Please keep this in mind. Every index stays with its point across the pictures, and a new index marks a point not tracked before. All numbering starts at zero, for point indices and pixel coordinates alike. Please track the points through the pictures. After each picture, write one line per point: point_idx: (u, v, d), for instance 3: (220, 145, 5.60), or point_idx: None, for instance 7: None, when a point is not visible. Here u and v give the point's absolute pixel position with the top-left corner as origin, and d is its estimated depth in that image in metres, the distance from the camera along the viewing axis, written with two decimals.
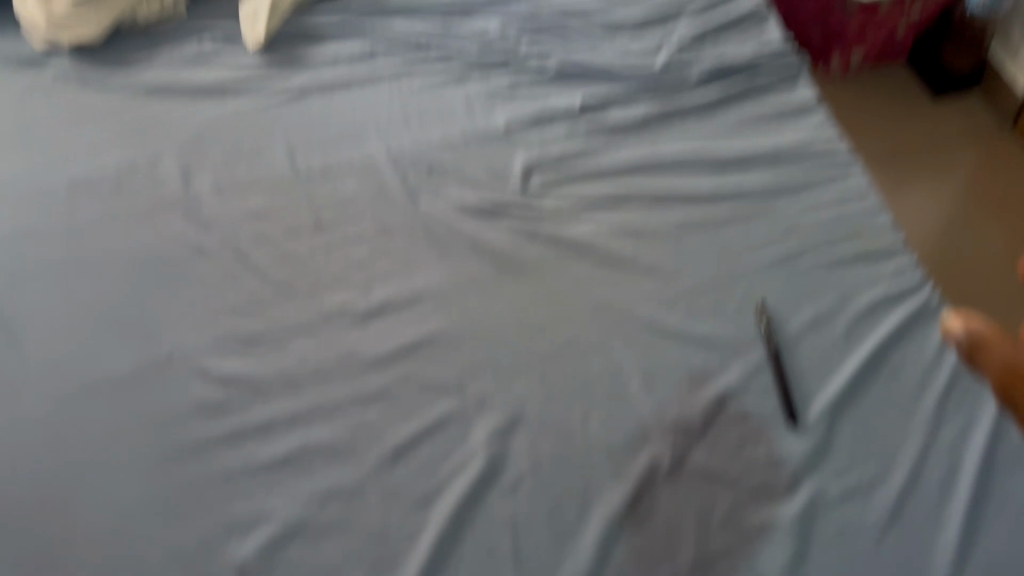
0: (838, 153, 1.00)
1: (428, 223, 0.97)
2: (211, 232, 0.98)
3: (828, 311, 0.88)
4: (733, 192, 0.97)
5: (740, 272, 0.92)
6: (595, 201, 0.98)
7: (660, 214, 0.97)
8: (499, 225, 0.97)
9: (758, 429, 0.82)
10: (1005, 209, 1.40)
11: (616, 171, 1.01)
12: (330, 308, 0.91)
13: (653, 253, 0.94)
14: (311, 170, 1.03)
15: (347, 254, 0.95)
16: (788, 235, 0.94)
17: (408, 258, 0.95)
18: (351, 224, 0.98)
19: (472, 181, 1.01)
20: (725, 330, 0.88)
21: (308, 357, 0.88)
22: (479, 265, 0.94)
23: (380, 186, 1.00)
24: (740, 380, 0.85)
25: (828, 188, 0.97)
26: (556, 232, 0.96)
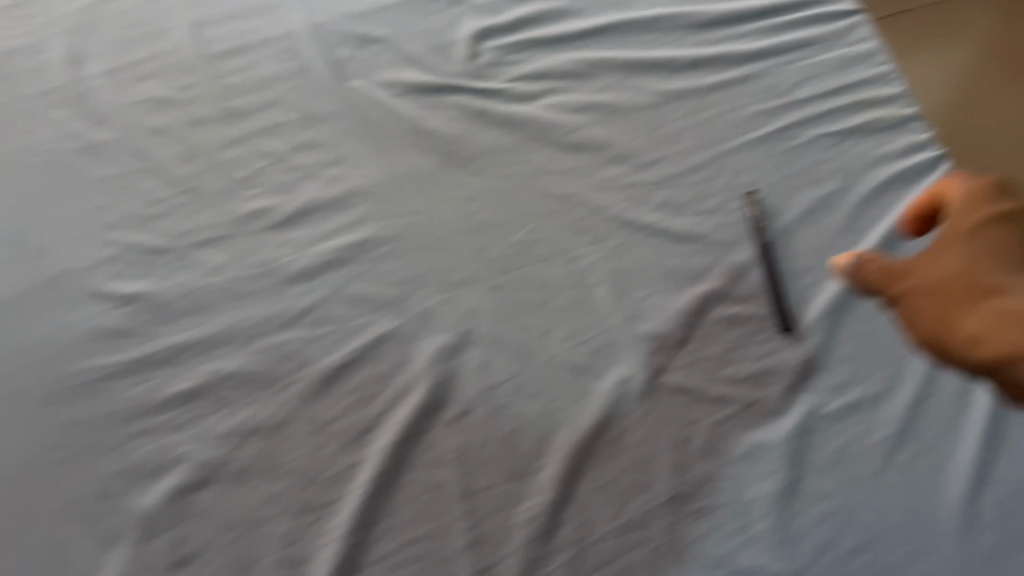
0: (841, 9, 0.85)
1: (358, 109, 0.82)
2: (104, 127, 0.83)
3: (828, 199, 0.75)
4: (719, 55, 0.82)
5: (725, 154, 0.78)
6: (556, 75, 0.83)
7: (632, 88, 0.82)
8: (442, 110, 0.82)
9: (744, 338, 0.70)
10: None
11: (580, 36, 0.85)
12: (245, 215, 0.78)
13: (624, 136, 0.79)
14: (220, 50, 0.87)
15: (263, 149, 0.81)
16: (783, 108, 0.79)
17: (336, 152, 0.81)
18: (268, 113, 0.83)
19: (410, 55, 0.85)
20: (706, 224, 0.75)
21: (221, 271, 0.76)
22: (419, 158, 0.80)
23: (301, 66, 0.85)
24: (725, 282, 0.73)
25: (830, 51, 0.82)
26: (510, 113, 0.81)
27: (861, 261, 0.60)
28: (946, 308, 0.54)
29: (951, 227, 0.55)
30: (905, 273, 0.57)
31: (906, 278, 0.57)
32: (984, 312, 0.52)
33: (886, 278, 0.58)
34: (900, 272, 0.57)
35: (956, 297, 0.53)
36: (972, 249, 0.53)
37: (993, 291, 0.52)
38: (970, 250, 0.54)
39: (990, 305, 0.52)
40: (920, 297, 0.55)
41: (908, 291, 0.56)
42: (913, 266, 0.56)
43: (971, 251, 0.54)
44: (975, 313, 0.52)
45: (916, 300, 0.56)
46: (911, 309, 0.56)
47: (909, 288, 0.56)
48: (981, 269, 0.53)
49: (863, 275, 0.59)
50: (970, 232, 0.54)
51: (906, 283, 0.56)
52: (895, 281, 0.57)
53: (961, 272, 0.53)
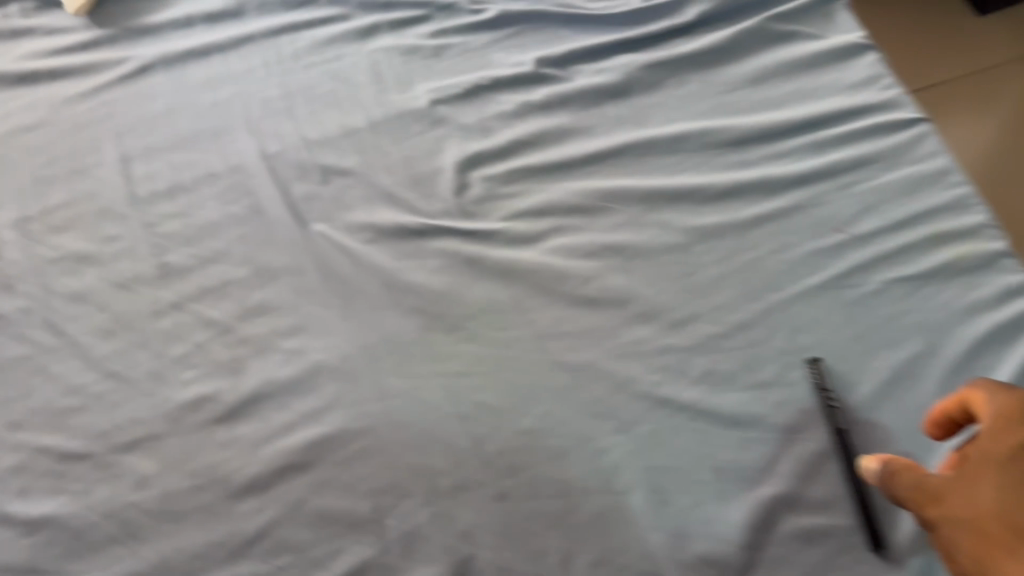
0: (904, 113, 0.70)
1: (322, 260, 0.67)
2: (12, 295, 0.68)
3: (913, 363, 0.60)
4: (760, 180, 0.67)
5: (778, 306, 0.63)
6: (562, 211, 0.68)
7: (656, 224, 0.67)
8: (425, 258, 0.67)
9: (825, 561, 0.54)
10: None
11: (588, 161, 0.70)
12: (181, 406, 0.62)
13: (650, 287, 0.64)
14: (155, 191, 0.72)
15: (204, 316, 0.66)
16: (844, 245, 0.64)
17: (295, 317, 0.65)
18: (210, 269, 0.68)
19: (384, 191, 0.70)
20: (762, 402, 0.59)
21: (149, 483, 0.60)
22: (398, 323, 0.65)
23: (252, 208, 0.70)
24: (792, 481, 0.57)
25: (895, 169, 0.67)
26: (508, 262, 0.66)
27: (890, 469, 0.51)
28: (982, 550, 0.45)
29: (984, 450, 0.47)
30: (937, 496, 0.48)
31: (938, 503, 0.48)
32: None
33: (916, 499, 0.49)
34: (930, 494, 0.48)
35: (991, 539, 0.44)
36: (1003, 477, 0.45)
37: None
38: (1006, 481, 0.45)
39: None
40: (954, 529, 0.46)
41: (940, 520, 0.47)
42: (946, 489, 0.47)
43: (1007, 481, 0.45)
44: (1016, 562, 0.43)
45: (949, 531, 0.47)
46: (948, 542, 0.47)
47: (941, 517, 0.47)
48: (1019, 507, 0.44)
49: (897, 491, 0.50)
50: (1005, 457, 0.46)
51: (939, 510, 0.47)
52: (926, 504, 0.48)
53: (998, 507, 0.45)
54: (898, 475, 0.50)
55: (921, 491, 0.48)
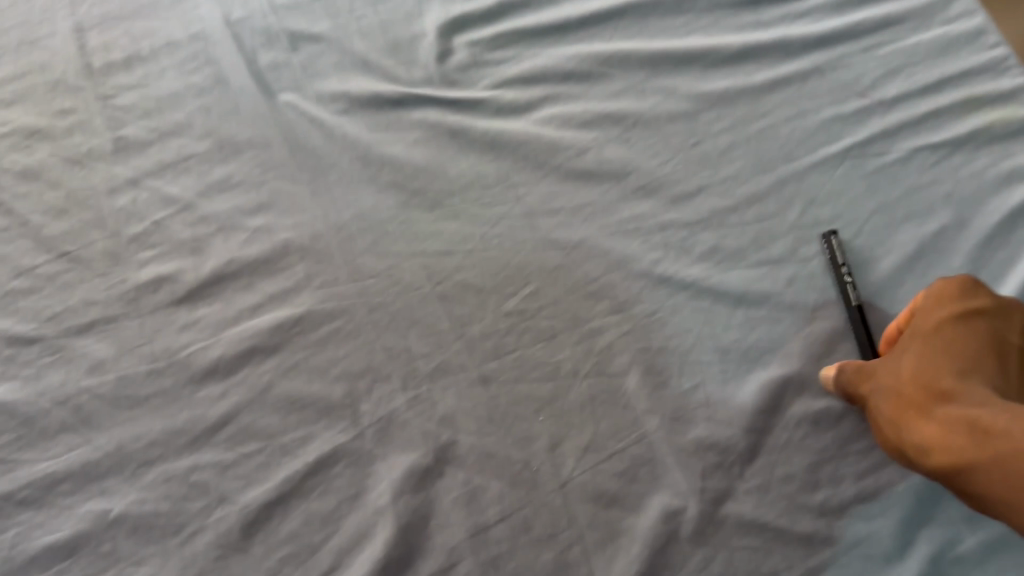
0: None
1: (292, 132, 0.61)
2: None
3: (941, 235, 0.54)
4: (775, 42, 0.61)
5: (791, 177, 0.57)
6: (555, 77, 0.62)
7: (659, 91, 0.61)
8: (405, 130, 0.61)
9: (839, 447, 0.49)
10: None
11: (584, 24, 0.63)
12: (140, 286, 0.57)
13: (651, 157, 0.58)
14: (111, 61, 0.66)
15: (164, 192, 0.60)
16: (867, 111, 0.58)
17: (262, 193, 0.60)
18: (170, 143, 0.62)
19: (360, 58, 0.63)
20: (772, 279, 0.54)
21: (104, 368, 0.55)
22: (375, 198, 0.59)
23: (216, 78, 0.64)
24: (804, 363, 0.52)
25: (925, 29, 0.61)
26: (495, 131, 0.60)
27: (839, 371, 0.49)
28: (901, 414, 0.43)
29: (915, 326, 0.46)
30: (872, 375, 0.47)
31: (873, 381, 0.46)
32: (934, 416, 0.40)
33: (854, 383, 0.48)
34: (867, 375, 0.47)
35: (906, 400, 0.43)
36: (930, 348, 0.43)
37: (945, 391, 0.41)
38: (928, 348, 0.44)
39: (939, 407, 0.40)
40: (880, 401, 0.45)
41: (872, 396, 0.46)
42: (880, 367, 0.46)
43: (928, 349, 0.43)
44: (927, 419, 0.41)
45: (876, 406, 0.45)
46: (877, 418, 0.45)
47: (872, 393, 0.46)
48: (936, 369, 0.42)
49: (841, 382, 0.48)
50: (931, 329, 0.44)
51: (871, 386, 0.46)
52: (862, 385, 0.47)
53: (917, 371, 0.43)
54: (844, 372, 0.48)
55: (860, 373, 0.48)
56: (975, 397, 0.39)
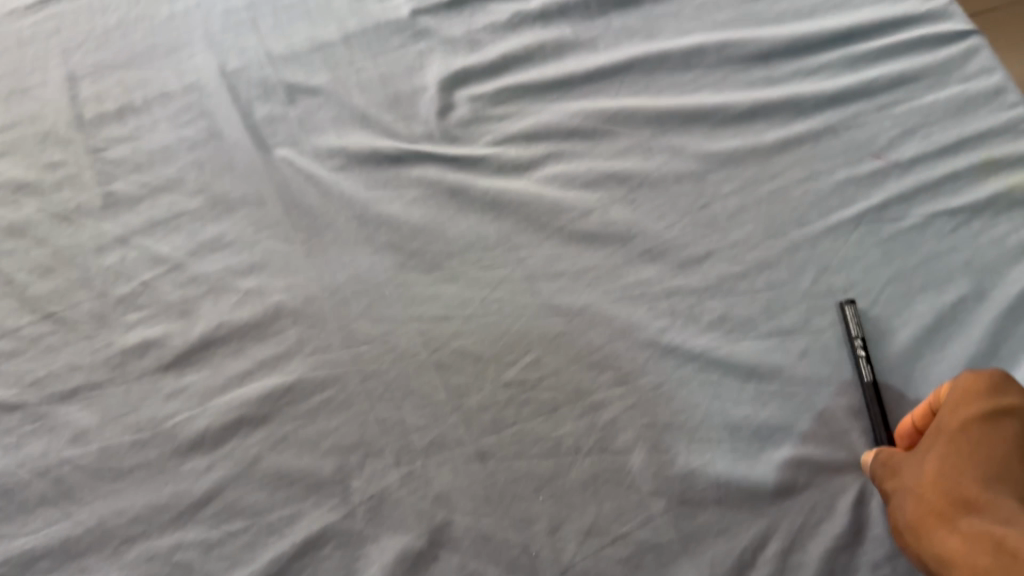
0: (954, 24, 0.61)
1: (286, 189, 0.59)
2: None
3: (960, 307, 0.52)
4: (786, 99, 0.58)
5: (804, 242, 0.54)
6: (559, 134, 0.60)
7: (666, 149, 0.58)
8: (403, 188, 0.59)
9: (855, 533, 0.47)
10: None
11: (589, 79, 0.62)
12: (126, 351, 0.55)
13: (658, 219, 0.56)
14: (102, 112, 0.64)
15: (153, 251, 0.58)
16: (883, 173, 0.56)
17: (255, 252, 0.58)
18: (161, 199, 0.60)
19: (357, 112, 0.62)
20: (784, 352, 0.52)
21: (87, 437, 0.53)
22: (370, 260, 0.57)
23: (209, 131, 0.62)
24: (817, 443, 0.49)
25: (942, 87, 0.59)
26: (495, 191, 0.58)
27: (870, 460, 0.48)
28: (919, 516, 0.41)
29: (943, 421, 0.43)
30: (896, 469, 0.45)
31: (896, 476, 0.44)
32: (960, 528, 0.39)
33: (878, 477, 0.46)
34: (891, 468, 0.45)
35: (930, 504, 0.41)
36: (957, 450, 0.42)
37: (974, 503, 0.39)
38: (957, 449, 0.42)
39: (966, 519, 0.39)
40: (902, 499, 0.43)
41: (894, 494, 0.44)
42: (904, 463, 0.44)
43: (956, 452, 0.42)
44: (949, 528, 0.39)
45: (897, 504, 0.43)
46: (894, 515, 0.44)
47: (895, 489, 0.44)
48: (964, 475, 0.41)
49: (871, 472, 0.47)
50: (961, 427, 0.42)
51: (894, 482, 0.44)
52: (886, 479, 0.45)
53: (943, 475, 0.41)
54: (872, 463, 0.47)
55: (884, 466, 0.45)
56: (1004, 513, 0.38)
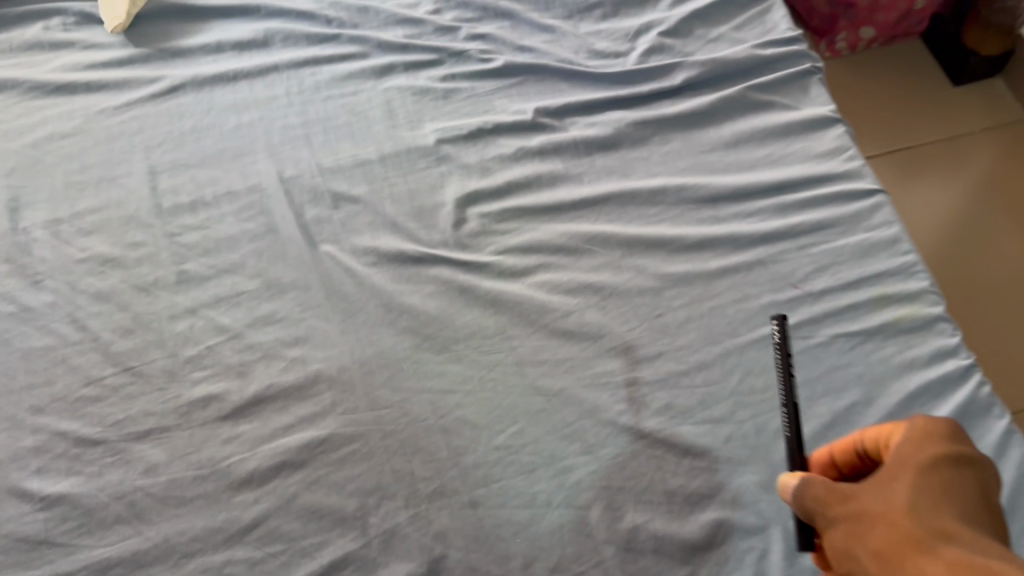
0: (863, 183, 0.77)
1: (328, 279, 0.74)
2: (41, 289, 0.74)
3: (851, 410, 0.67)
4: (728, 237, 0.75)
5: (734, 350, 0.70)
6: (549, 248, 0.75)
7: (632, 268, 0.74)
8: (421, 283, 0.74)
9: None
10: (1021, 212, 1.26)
11: (574, 207, 0.77)
12: (192, 402, 0.69)
13: (623, 324, 0.71)
14: (177, 202, 0.78)
15: (216, 322, 0.72)
16: (799, 300, 0.72)
17: (300, 328, 0.72)
18: (225, 279, 0.74)
19: (388, 219, 0.77)
20: (713, 436, 0.66)
21: (157, 471, 0.66)
22: (393, 340, 0.71)
23: (267, 226, 0.77)
24: (735, 509, 0.64)
25: (851, 234, 0.75)
26: (495, 292, 0.73)
27: (806, 484, 0.52)
28: (887, 546, 0.45)
29: (901, 456, 0.48)
30: (850, 497, 0.49)
31: (849, 503, 0.49)
32: (935, 556, 0.43)
33: (827, 503, 0.50)
34: (841, 496, 0.49)
35: (897, 533, 0.45)
36: (920, 481, 0.46)
37: (948, 535, 0.44)
38: (920, 482, 0.46)
39: (943, 549, 0.43)
40: (863, 527, 0.47)
41: (847, 519, 0.48)
42: (858, 492, 0.49)
43: (921, 484, 0.46)
44: (926, 555, 0.43)
45: (855, 529, 0.47)
46: (848, 540, 0.48)
47: (849, 515, 0.48)
48: (931, 506, 0.45)
49: (813, 497, 0.51)
50: (921, 464, 0.47)
51: (850, 510, 0.48)
52: (835, 504, 0.49)
53: (910, 504, 0.46)
54: (814, 491, 0.51)
55: (834, 495, 0.50)
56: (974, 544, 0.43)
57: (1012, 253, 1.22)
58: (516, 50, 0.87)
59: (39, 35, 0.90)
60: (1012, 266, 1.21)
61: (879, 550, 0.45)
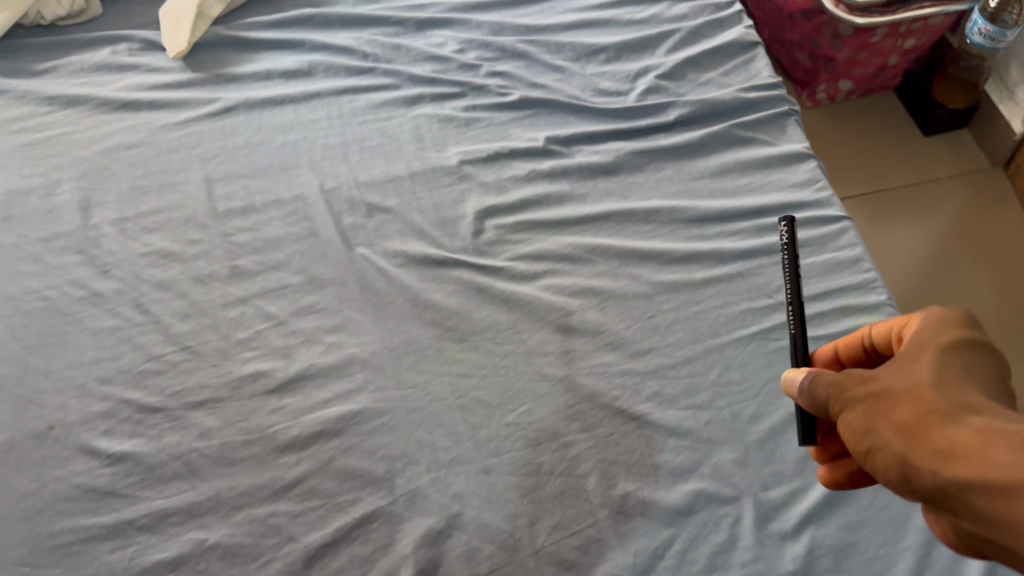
0: (831, 211, 0.89)
1: (363, 277, 0.84)
2: (109, 278, 0.84)
3: None
4: (712, 252, 0.86)
5: (715, 348, 0.80)
6: (556, 257, 0.86)
7: (629, 276, 0.85)
8: (444, 283, 0.84)
9: (731, 541, 0.71)
10: (986, 249, 1.37)
11: (579, 222, 0.88)
12: (242, 377, 0.79)
13: (619, 323, 0.82)
14: (231, 207, 0.89)
15: (265, 310, 0.82)
16: (772, 307, 0.83)
17: (337, 318, 0.82)
18: (272, 274, 0.85)
19: (416, 227, 0.88)
20: (696, 420, 0.77)
21: (211, 435, 0.76)
22: (418, 330, 0.82)
23: (310, 230, 0.87)
24: (712, 481, 0.74)
25: (819, 254, 0.86)
26: (508, 293, 0.84)
27: (816, 375, 0.53)
28: (914, 420, 0.45)
29: (920, 339, 0.50)
30: (870, 379, 0.50)
31: (869, 384, 0.49)
32: (960, 422, 0.44)
33: (843, 386, 0.50)
34: (861, 378, 0.50)
35: (921, 407, 0.46)
36: (948, 367, 0.48)
37: (969, 407, 0.45)
38: (939, 358, 0.48)
39: (968, 419, 0.44)
40: (888, 403, 0.47)
41: (868, 398, 0.49)
42: (880, 374, 0.50)
43: (942, 362, 0.48)
44: (951, 423, 0.44)
45: (877, 406, 0.48)
46: (885, 432, 0.46)
47: (873, 394, 0.48)
48: (953, 382, 0.47)
49: (830, 387, 0.51)
50: (941, 345, 0.49)
51: (869, 387, 0.49)
52: (855, 386, 0.50)
53: (946, 392, 0.46)
54: (822, 377, 0.52)
55: (854, 378, 0.50)
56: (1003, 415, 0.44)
57: (975, 286, 1.33)
58: (530, 86, 0.99)
59: (108, 58, 1.01)
60: (973, 297, 1.31)
61: (904, 422, 0.46)
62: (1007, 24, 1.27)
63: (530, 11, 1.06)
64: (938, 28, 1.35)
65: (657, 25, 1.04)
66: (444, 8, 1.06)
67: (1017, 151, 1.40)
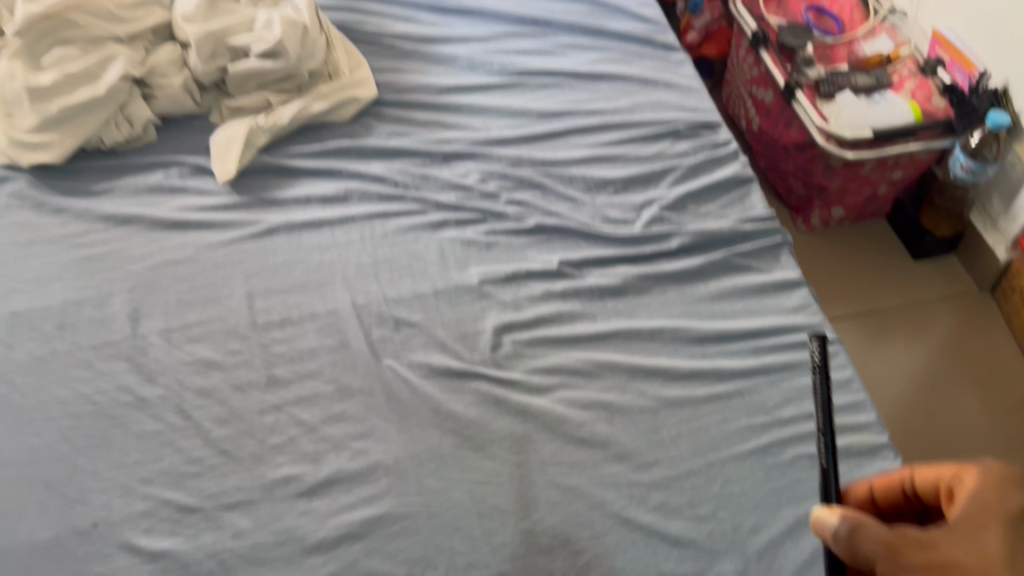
0: (822, 334, 0.96)
1: (389, 387, 0.91)
2: (155, 384, 0.91)
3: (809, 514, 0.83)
4: (713, 370, 0.93)
5: (717, 461, 0.86)
6: (568, 371, 0.93)
7: (636, 391, 0.91)
8: (464, 394, 0.91)
9: None
10: (975, 369, 1.43)
11: (590, 339, 0.96)
12: (274, 481, 0.84)
13: (626, 435, 0.88)
14: (269, 320, 0.97)
15: (298, 417, 0.89)
16: (769, 424, 0.89)
17: (364, 425, 0.88)
18: (305, 383, 0.92)
19: (439, 341, 0.95)
20: (698, 530, 0.82)
21: (244, 535, 0.81)
22: (440, 438, 0.88)
23: (341, 342, 0.95)
24: None
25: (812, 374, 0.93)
26: (524, 404, 0.90)
27: (857, 525, 0.62)
28: None
29: (980, 505, 0.59)
30: (927, 544, 0.58)
31: (926, 549, 0.58)
32: None
33: (896, 549, 0.59)
34: (917, 543, 0.59)
35: None
36: (1006, 535, 0.56)
37: None
38: (1001, 530, 0.57)
39: None
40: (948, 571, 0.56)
41: (927, 564, 0.57)
42: (936, 541, 0.58)
43: (1003, 537, 0.56)
44: None
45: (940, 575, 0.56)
46: None
47: (930, 560, 0.57)
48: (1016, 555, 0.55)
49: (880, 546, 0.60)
50: (999, 513, 0.58)
51: (928, 553, 0.58)
52: (913, 551, 0.58)
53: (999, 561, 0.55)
54: (867, 534, 0.61)
55: (910, 542, 0.59)
56: None
57: (965, 405, 1.38)
58: (545, 213, 1.08)
59: (161, 181, 1.11)
60: (964, 416, 1.37)
61: None
62: (987, 160, 1.38)
63: (546, 145, 1.17)
64: (925, 160, 1.46)
65: (661, 161, 1.14)
66: (468, 141, 1.17)
67: (1002, 277, 1.50)
